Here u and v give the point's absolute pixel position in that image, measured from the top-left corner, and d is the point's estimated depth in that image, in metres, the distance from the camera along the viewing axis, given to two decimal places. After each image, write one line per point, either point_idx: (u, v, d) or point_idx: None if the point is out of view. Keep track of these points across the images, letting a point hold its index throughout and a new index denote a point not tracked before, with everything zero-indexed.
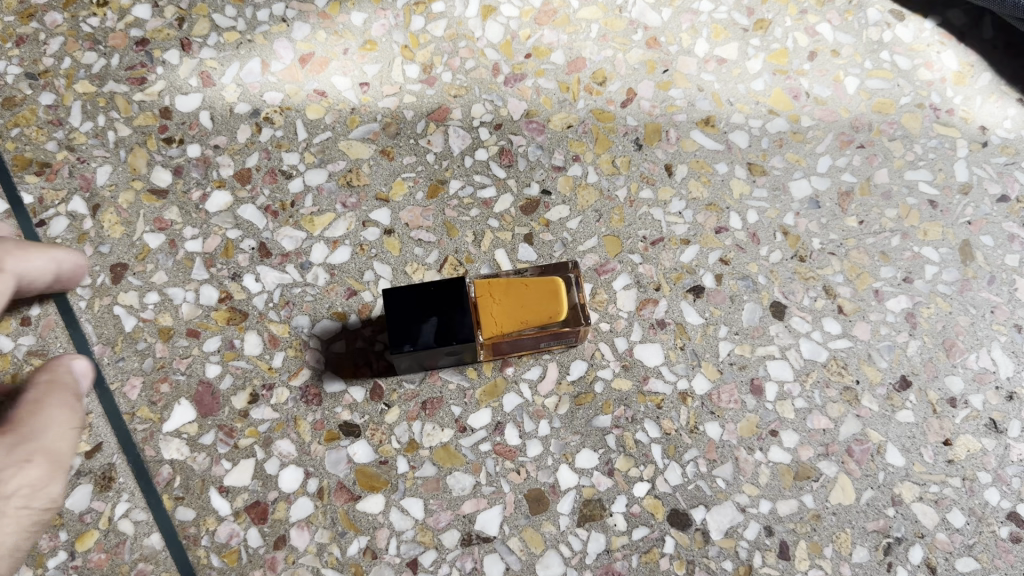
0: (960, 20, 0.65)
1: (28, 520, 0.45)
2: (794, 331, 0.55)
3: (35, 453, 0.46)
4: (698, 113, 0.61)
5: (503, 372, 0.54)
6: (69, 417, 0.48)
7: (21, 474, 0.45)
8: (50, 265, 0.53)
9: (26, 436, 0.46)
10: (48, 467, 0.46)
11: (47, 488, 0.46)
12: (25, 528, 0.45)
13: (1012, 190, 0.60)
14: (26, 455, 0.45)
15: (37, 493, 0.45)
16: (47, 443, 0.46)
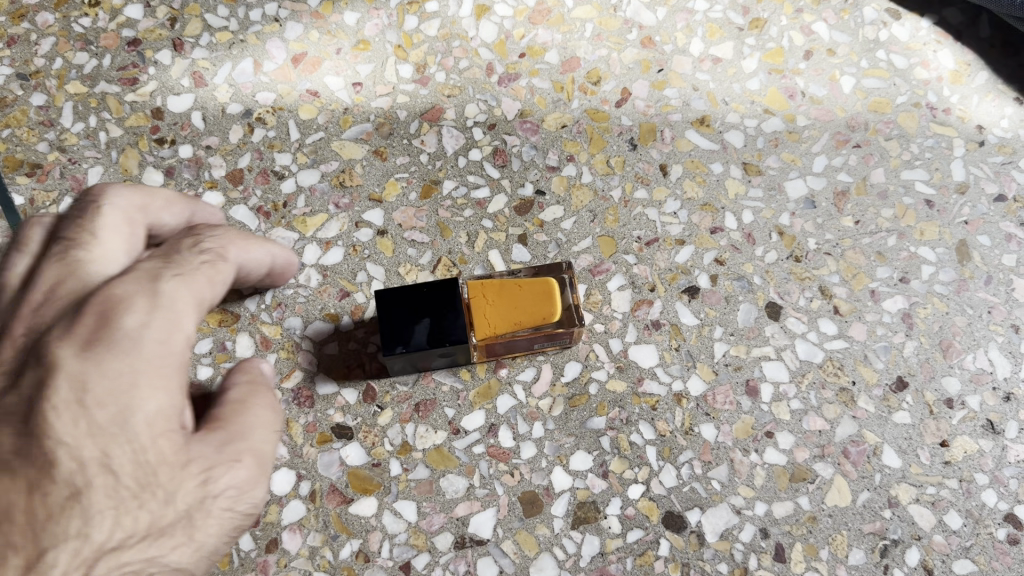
0: (957, 18, 0.65)
1: (229, 524, 0.41)
2: (790, 331, 0.55)
3: (245, 454, 0.41)
4: (693, 112, 0.60)
5: (497, 374, 0.54)
6: (271, 418, 0.44)
7: (222, 473, 0.40)
8: (267, 258, 0.50)
9: (243, 433, 0.42)
10: (262, 470, 0.42)
11: (254, 492, 0.41)
12: (225, 533, 0.40)
13: (1009, 189, 0.60)
14: (244, 456, 0.41)
15: (243, 496, 0.41)
16: (263, 446, 0.42)
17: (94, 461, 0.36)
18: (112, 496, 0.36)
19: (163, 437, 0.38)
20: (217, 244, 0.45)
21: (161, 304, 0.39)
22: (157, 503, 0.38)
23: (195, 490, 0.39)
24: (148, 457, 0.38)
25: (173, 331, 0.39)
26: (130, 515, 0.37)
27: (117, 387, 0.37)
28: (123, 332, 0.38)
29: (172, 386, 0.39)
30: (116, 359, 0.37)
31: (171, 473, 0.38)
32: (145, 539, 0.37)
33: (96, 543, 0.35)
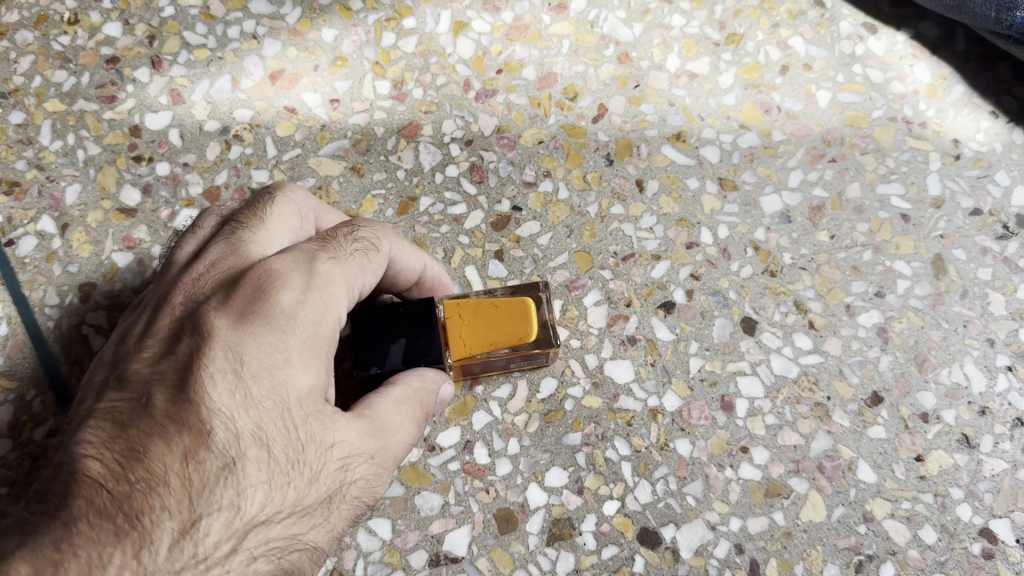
0: (933, 33, 0.65)
1: (357, 513, 0.44)
2: (764, 346, 0.55)
3: (381, 450, 0.44)
4: (669, 128, 0.61)
5: (473, 391, 0.54)
6: (413, 429, 0.46)
7: (357, 464, 0.43)
8: (419, 266, 0.52)
9: (383, 429, 0.44)
10: (391, 461, 0.45)
11: (381, 483, 0.44)
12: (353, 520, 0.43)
13: (985, 204, 0.60)
14: (378, 452, 0.44)
15: (371, 489, 0.44)
16: (399, 443, 0.45)
17: (247, 433, 0.39)
18: (266, 471, 0.39)
19: (311, 419, 0.41)
20: (385, 243, 0.48)
21: (318, 285, 0.43)
22: (303, 482, 0.40)
23: (336, 474, 0.42)
24: (298, 435, 0.40)
25: (326, 313, 0.43)
26: (278, 492, 0.39)
27: (271, 363, 0.41)
28: (280, 309, 0.42)
29: (320, 368, 0.42)
30: (269, 334, 0.41)
31: (318, 455, 0.41)
32: (290, 517, 0.40)
33: (248, 515, 0.38)
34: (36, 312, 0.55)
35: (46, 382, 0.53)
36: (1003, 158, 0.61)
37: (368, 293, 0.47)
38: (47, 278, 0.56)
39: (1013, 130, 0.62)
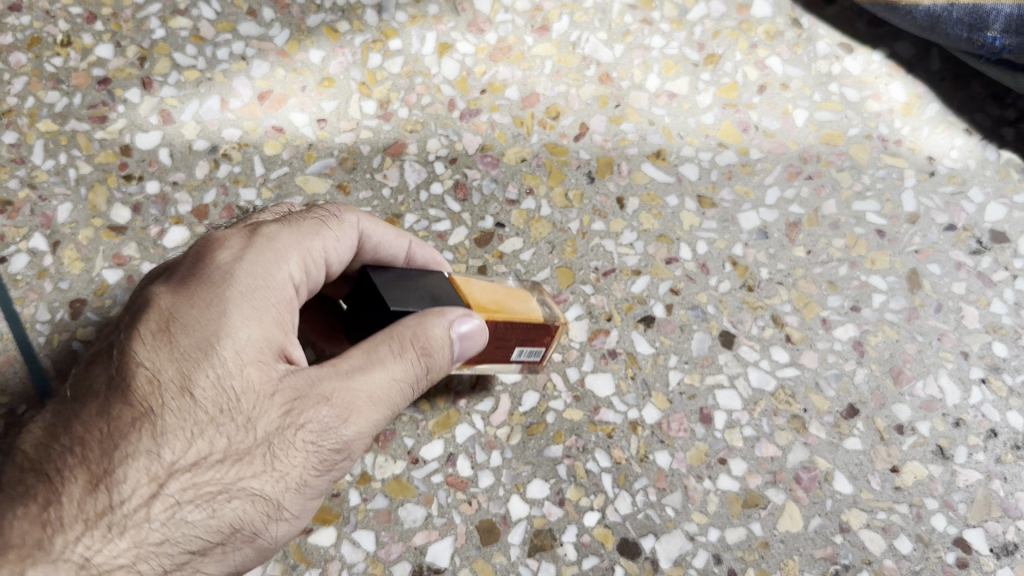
0: (908, 52, 0.66)
1: (316, 459, 0.43)
2: (742, 359, 0.56)
3: (341, 392, 0.43)
4: (649, 146, 0.62)
5: (456, 404, 0.55)
6: (394, 369, 0.44)
7: (308, 408, 0.42)
8: (402, 244, 0.52)
9: (343, 372, 0.43)
10: (361, 402, 0.43)
11: (343, 426, 0.43)
12: (311, 467, 0.43)
13: (958, 219, 0.61)
14: (337, 394, 0.43)
15: (327, 433, 0.42)
16: (373, 382, 0.43)
17: (172, 384, 0.41)
18: (190, 419, 0.40)
19: (247, 367, 0.42)
20: (351, 217, 0.50)
21: (260, 247, 0.45)
22: (234, 428, 0.41)
23: (277, 419, 0.42)
24: (232, 384, 0.41)
25: (271, 269, 0.45)
26: (205, 437, 0.41)
27: (204, 317, 0.42)
28: (215, 268, 0.44)
29: (261, 318, 0.43)
30: (201, 291, 0.43)
31: (254, 402, 0.42)
32: (223, 463, 0.41)
33: (167, 462, 0.40)
34: (28, 329, 0.56)
35: (36, 397, 0.54)
36: (977, 174, 0.63)
37: (336, 263, 0.49)
38: (38, 294, 0.57)
39: (986, 147, 0.64)
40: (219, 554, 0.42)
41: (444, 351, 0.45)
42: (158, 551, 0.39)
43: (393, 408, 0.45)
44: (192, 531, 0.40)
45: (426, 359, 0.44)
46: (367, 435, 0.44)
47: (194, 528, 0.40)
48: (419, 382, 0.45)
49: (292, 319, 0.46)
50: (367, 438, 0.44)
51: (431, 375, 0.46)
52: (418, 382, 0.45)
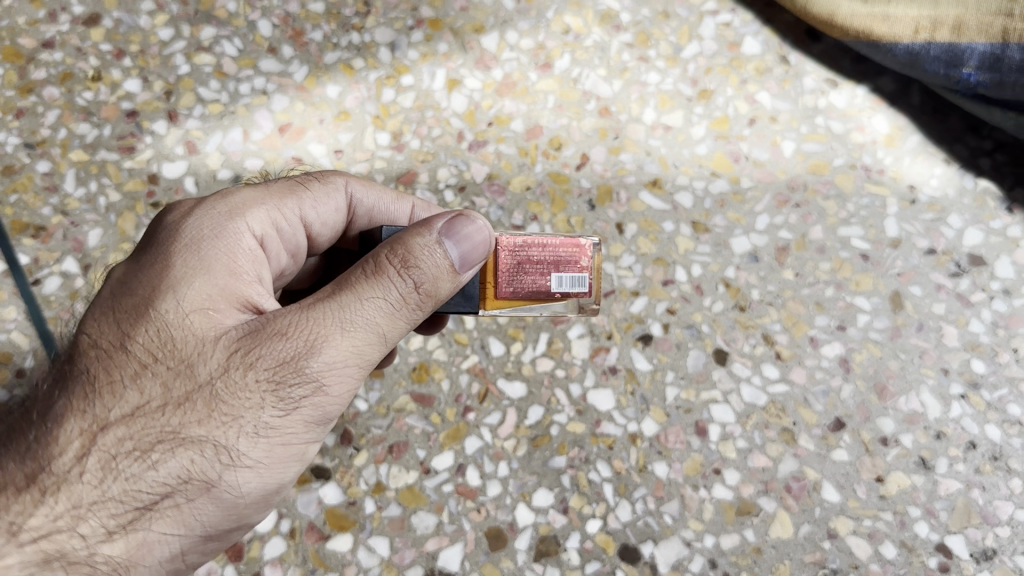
0: (890, 87, 0.70)
1: (274, 396, 0.41)
2: (735, 375, 0.60)
3: (291, 325, 0.42)
4: (647, 175, 0.66)
5: (465, 417, 0.58)
6: (367, 292, 0.42)
7: (255, 345, 0.41)
8: (395, 208, 0.56)
9: (300, 306, 0.42)
10: (321, 331, 0.41)
11: (298, 357, 0.41)
12: (268, 405, 0.41)
13: (939, 244, 0.65)
14: (285, 328, 0.41)
15: (283, 368, 0.41)
16: (338, 308, 0.42)
17: (109, 344, 0.42)
18: (126, 373, 0.41)
19: (188, 315, 0.42)
20: (337, 179, 0.53)
21: (219, 201, 0.47)
22: (171, 376, 0.41)
23: (219, 361, 0.41)
24: (173, 333, 0.42)
25: (228, 222, 0.46)
26: (141, 389, 0.41)
27: (149, 276, 0.43)
28: (162, 230, 0.45)
29: (209, 269, 0.44)
30: (148, 254, 0.44)
31: (194, 348, 0.41)
32: (162, 412, 0.40)
33: (99, 418, 0.40)
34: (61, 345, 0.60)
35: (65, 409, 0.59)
36: (955, 202, 0.66)
37: (315, 221, 0.52)
38: (70, 314, 0.61)
39: (964, 176, 0.67)
40: (177, 512, 0.41)
41: (428, 256, 0.43)
42: (96, 509, 0.40)
43: (376, 335, 0.42)
44: (136, 485, 0.40)
45: (399, 271, 0.42)
46: (339, 368, 0.42)
47: (136, 481, 0.40)
48: (409, 301, 0.43)
49: (257, 270, 0.46)
50: (342, 370, 0.42)
51: (426, 292, 0.43)
52: (401, 303, 0.42)
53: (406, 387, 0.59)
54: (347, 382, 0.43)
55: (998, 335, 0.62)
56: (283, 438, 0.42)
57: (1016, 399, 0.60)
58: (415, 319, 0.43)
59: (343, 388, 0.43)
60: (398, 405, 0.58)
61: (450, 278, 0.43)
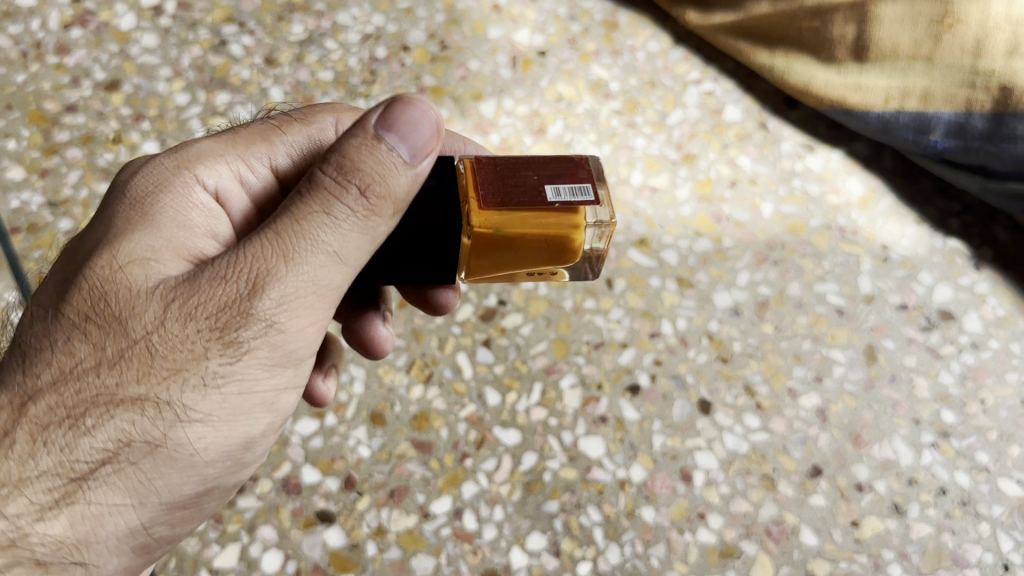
0: (864, 151, 0.75)
1: (213, 340, 0.42)
2: (718, 424, 0.63)
3: (230, 267, 0.42)
4: (634, 234, 0.70)
5: (463, 463, 0.61)
6: (311, 211, 0.42)
7: (192, 293, 0.42)
8: None
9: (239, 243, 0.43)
10: (258, 266, 0.42)
11: (239, 297, 0.42)
12: (206, 350, 0.41)
13: (910, 299, 0.68)
14: (223, 271, 0.42)
15: (220, 309, 0.42)
16: (276, 239, 0.42)
17: (49, 315, 0.43)
18: (62, 337, 0.42)
19: (123, 271, 0.43)
20: (324, 116, 0.54)
21: (168, 157, 0.48)
22: (104, 337, 0.42)
23: (154, 315, 0.42)
24: (108, 290, 0.43)
25: (178, 179, 0.48)
26: (73, 354, 0.42)
27: (90, 242, 0.45)
28: (109, 194, 0.47)
29: (151, 223, 0.45)
30: (93, 221, 0.46)
31: (127, 305, 0.42)
32: (96, 373, 0.41)
33: (31, 388, 0.42)
34: None
35: None
36: (926, 260, 0.70)
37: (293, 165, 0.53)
38: None
39: (934, 236, 0.72)
40: (119, 476, 0.42)
41: (371, 157, 0.42)
42: (31, 485, 0.41)
43: (326, 256, 0.42)
44: (74, 453, 0.41)
45: (340, 182, 0.42)
46: (286, 299, 0.42)
47: (73, 450, 0.41)
48: (360, 210, 0.42)
49: (207, 221, 0.47)
50: (290, 301, 0.42)
51: (378, 193, 0.42)
52: (349, 216, 0.42)
53: (407, 434, 0.62)
54: (298, 313, 0.43)
55: (966, 387, 0.65)
56: (231, 385, 0.43)
57: (983, 447, 0.63)
58: (370, 236, 0.43)
59: (295, 320, 0.43)
60: (399, 452, 0.61)
61: (406, 172, 0.43)
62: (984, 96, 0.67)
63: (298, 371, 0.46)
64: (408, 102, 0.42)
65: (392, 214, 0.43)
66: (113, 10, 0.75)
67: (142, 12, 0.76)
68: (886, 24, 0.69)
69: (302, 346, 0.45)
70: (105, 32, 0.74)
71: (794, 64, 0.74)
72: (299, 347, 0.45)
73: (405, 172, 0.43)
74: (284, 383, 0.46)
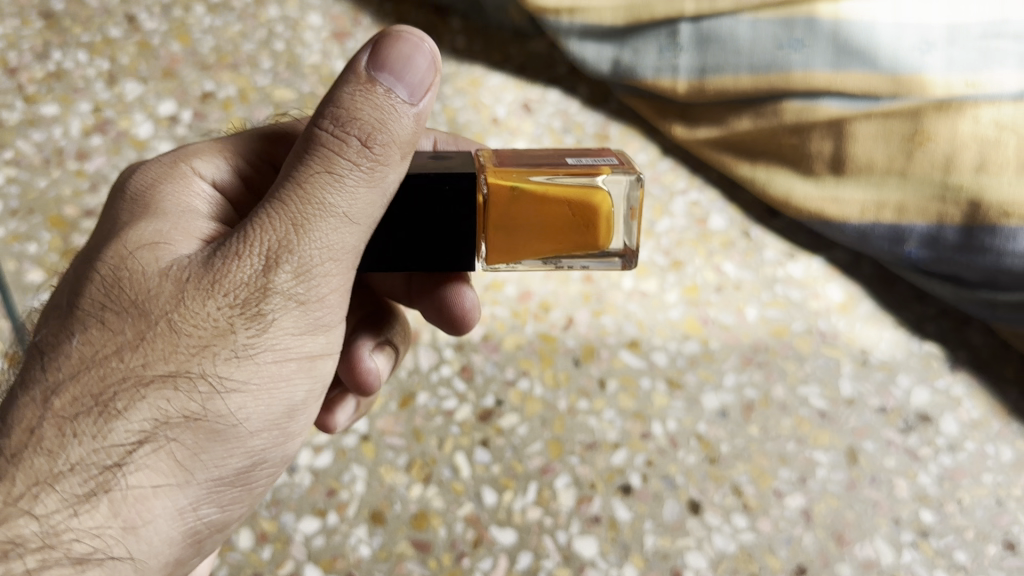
0: (843, 258, 0.79)
1: (234, 310, 0.45)
2: (706, 524, 0.65)
3: (241, 244, 0.45)
4: (626, 336, 0.73)
5: (460, 562, 0.63)
6: (317, 173, 0.45)
7: (210, 269, 0.45)
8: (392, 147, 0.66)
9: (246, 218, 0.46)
10: (271, 236, 0.45)
11: (255, 267, 0.45)
12: (231, 321, 0.45)
13: (889, 402, 0.71)
14: (234, 246, 0.45)
15: (238, 282, 0.45)
16: (284, 208, 0.45)
17: (68, 313, 0.46)
18: (81, 330, 0.45)
19: (133, 256, 0.46)
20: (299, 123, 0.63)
21: (164, 156, 0.55)
22: (124, 323, 0.44)
23: (172, 293, 0.44)
24: (122, 281, 0.45)
25: (175, 172, 0.54)
26: (94, 344, 0.44)
27: (102, 243, 0.48)
28: (118, 198, 0.52)
29: (159, 215, 0.49)
30: (104, 226, 0.50)
31: (143, 288, 0.45)
32: (119, 357, 0.43)
33: (54, 383, 0.43)
34: None
35: None
36: (904, 363, 0.74)
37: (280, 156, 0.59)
38: None
39: (910, 340, 0.75)
40: (157, 454, 0.43)
41: (366, 103, 0.45)
42: (65, 479, 0.42)
43: (337, 216, 0.45)
44: (107, 438, 0.42)
45: (338, 135, 0.45)
46: (301, 262, 0.45)
47: (105, 436, 0.42)
48: (365, 165, 0.45)
49: (210, 208, 0.53)
50: (308, 266, 0.45)
51: (379, 144, 0.45)
52: (352, 170, 0.45)
53: (406, 533, 0.64)
54: (315, 277, 0.46)
55: (943, 487, 0.68)
56: (257, 356, 0.46)
57: (961, 546, 0.65)
58: (377, 188, 0.46)
59: (314, 284, 0.46)
60: (398, 550, 0.63)
61: (404, 114, 0.46)
62: (954, 209, 0.70)
63: (325, 338, 0.49)
64: (396, 38, 0.45)
65: (396, 161, 0.46)
66: (131, 119, 0.79)
67: (159, 121, 0.79)
68: (861, 141, 0.73)
69: (324, 311, 0.48)
70: (123, 140, 0.78)
71: (774, 177, 0.78)
72: (321, 313, 0.48)
73: (403, 112, 0.46)
74: (314, 349, 0.49)
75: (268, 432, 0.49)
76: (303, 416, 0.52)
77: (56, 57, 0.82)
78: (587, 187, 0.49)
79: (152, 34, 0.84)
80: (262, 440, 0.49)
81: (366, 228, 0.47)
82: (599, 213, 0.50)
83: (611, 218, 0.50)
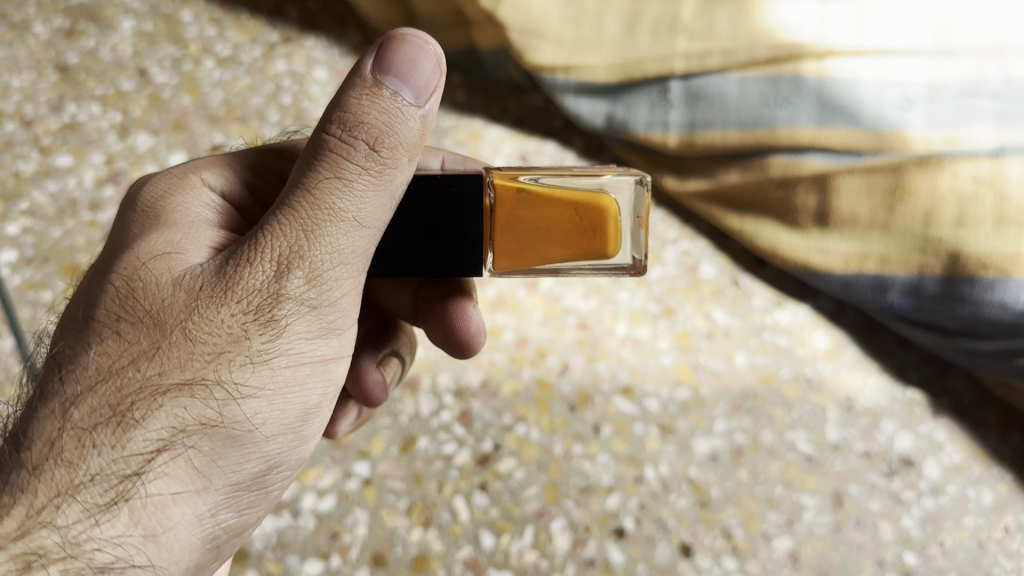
0: (829, 306, 0.82)
1: (247, 317, 0.45)
2: (697, 566, 0.67)
3: (253, 251, 0.45)
4: (619, 382, 0.76)
5: None
6: (326, 177, 0.45)
7: (222, 276, 0.45)
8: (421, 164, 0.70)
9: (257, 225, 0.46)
10: (282, 243, 0.45)
11: (268, 273, 0.45)
12: (246, 327, 0.45)
13: (873, 446, 0.74)
14: (246, 253, 0.46)
15: (251, 288, 0.45)
16: (295, 214, 0.45)
17: (83, 324, 0.46)
18: (96, 339, 0.45)
19: (145, 266, 0.47)
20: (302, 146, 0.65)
21: (173, 169, 0.55)
22: (139, 333, 0.45)
23: (185, 302, 0.45)
24: (136, 292, 0.46)
25: (185, 183, 0.54)
26: (111, 354, 0.45)
27: (116, 254, 0.49)
28: (130, 209, 0.52)
29: (170, 223, 0.50)
30: (117, 235, 0.50)
31: (156, 298, 0.45)
32: (135, 367, 0.44)
33: (71, 393, 0.44)
34: None
35: None
36: (887, 409, 0.76)
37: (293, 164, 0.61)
38: None
39: (894, 386, 0.78)
40: (175, 461, 0.44)
41: (372, 107, 0.45)
42: (86, 489, 0.43)
43: (348, 220, 0.46)
44: (127, 447, 0.43)
45: (346, 139, 0.45)
46: (313, 267, 0.46)
47: (125, 445, 0.43)
48: (374, 169, 0.46)
49: (218, 215, 0.53)
50: (321, 270, 0.46)
51: (387, 146, 0.46)
52: (360, 174, 0.45)
53: None
54: (327, 281, 0.47)
55: (926, 529, 0.70)
56: (271, 362, 0.46)
57: None
58: (385, 190, 0.47)
59: (326, 289, 0.47)
60: None
61: (411, 116, 0.46)
62: (935, 261, 0.73)
63: (338, 341, 0.50)
64: (401, 40, 0.45)
65: (403, 162, 0.47)
66: (143, 170, 0.82)
67: None
68: (845, 195, 0.77)
69: (337, 315, 0.49)
70: None
71: (762, 229, 0.82)
72: (334, 316, 0.48)
73: (409, 115, 0.46)
74: (328, 353, 0.49)
75: (285, 436, 0.50)
76: (319, 419, 0.53)
77: (70, 110, 0.85)
78: (592, 192, 0.51)
79: (163, 87, 0.88)
80: (278, 443, 0.50)
81: (376, 230, 0.48)
82: (606, 216, 0.52)
83: (617, 223, 0.52)
